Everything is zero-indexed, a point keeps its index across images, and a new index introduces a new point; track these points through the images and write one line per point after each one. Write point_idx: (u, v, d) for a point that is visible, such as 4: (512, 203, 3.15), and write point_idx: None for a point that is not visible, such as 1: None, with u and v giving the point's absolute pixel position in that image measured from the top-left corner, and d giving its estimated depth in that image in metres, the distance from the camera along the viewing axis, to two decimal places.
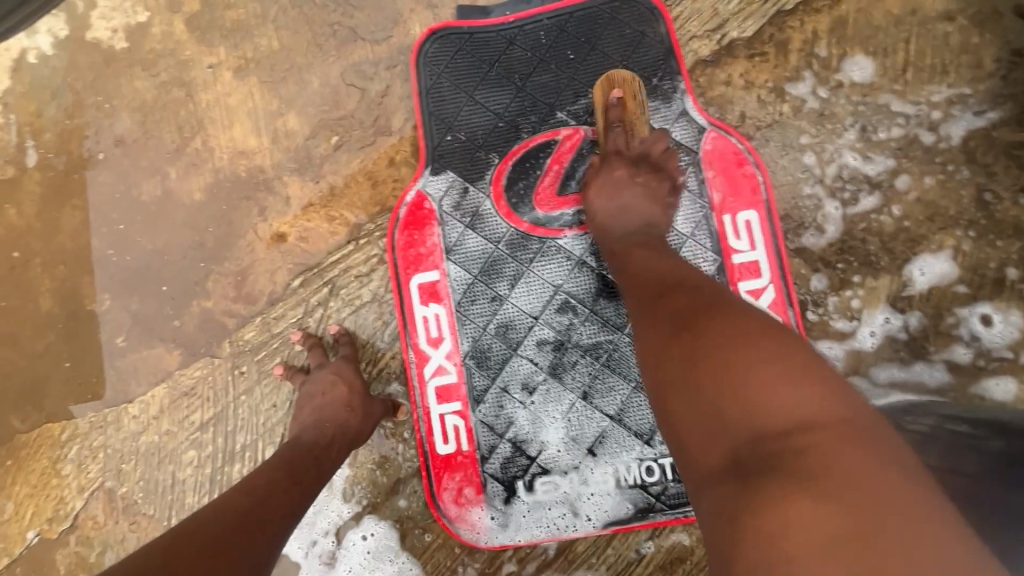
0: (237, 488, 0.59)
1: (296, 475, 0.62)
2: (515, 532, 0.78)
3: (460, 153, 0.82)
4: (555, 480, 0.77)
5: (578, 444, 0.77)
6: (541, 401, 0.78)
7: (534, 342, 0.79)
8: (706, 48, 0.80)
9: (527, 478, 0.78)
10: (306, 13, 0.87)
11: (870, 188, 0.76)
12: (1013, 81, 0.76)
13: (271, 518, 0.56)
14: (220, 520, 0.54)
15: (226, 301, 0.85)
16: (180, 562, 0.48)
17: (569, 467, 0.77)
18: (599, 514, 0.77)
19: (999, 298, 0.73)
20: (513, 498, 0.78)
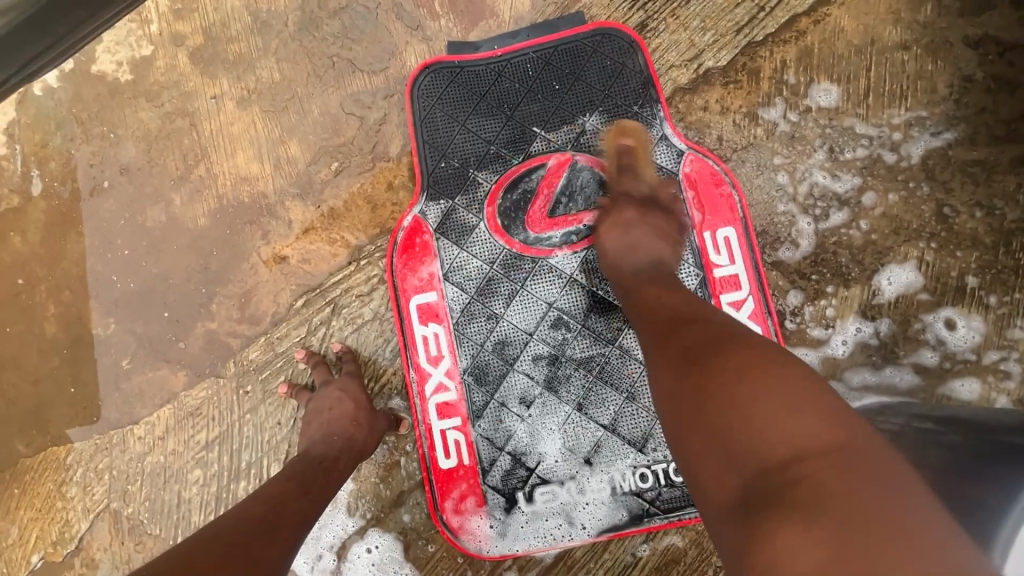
0: (254, 498, 0.63)
1: (307, 484, 0.66)
2: (516, 542, 0.80)
3: (454, 179, 0.86)
4: (553, 491, 0.80)
5: (574, 453, 0.81)
6: (538, 414, 0.81)
7: (530, 357, 0.82)
8: (683, 76, 0.86)
9: (526, 488, 0.81)
10: (306, 46, 0.91)
11: (839, 204, 0.82)
12: (965, 104, 0.82)
13: (286, 521, 0.60)
14: (239, 528, 0.57)
15: (231, 322, 0.88)
16: (207, 554, 0.53)
17: (566, 476, 0.80)
18: (596, 521, 0.79)
19: (961, 305, 0.79)
20: (513, 509, 0.81)
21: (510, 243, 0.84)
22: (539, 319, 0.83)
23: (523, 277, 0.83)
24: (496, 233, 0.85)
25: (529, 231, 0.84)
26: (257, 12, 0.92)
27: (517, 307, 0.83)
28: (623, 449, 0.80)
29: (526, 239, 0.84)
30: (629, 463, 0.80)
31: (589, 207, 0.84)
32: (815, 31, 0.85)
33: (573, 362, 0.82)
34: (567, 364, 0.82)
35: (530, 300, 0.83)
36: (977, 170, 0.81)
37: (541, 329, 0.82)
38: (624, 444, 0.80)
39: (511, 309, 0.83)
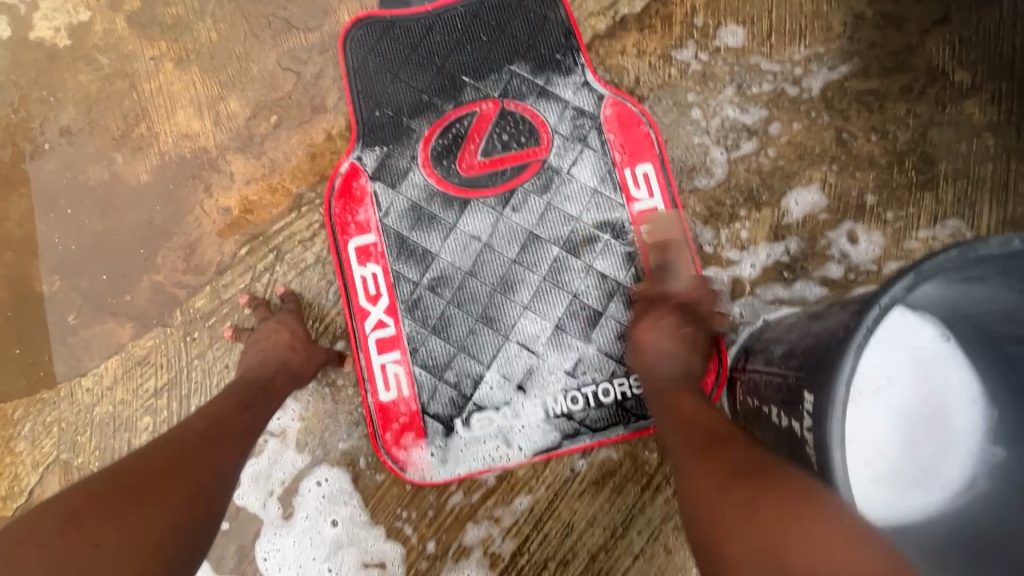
0: (198, 415, 0.66)
1: (246, 402, 0.70)
2: (456, 467, 0.84)
3: (388, 126, 0.90)
4: (491, 416, 0.84)
5: (509, 380, 0.85)
6: (474, 345, 0.85)
7: (465, 291, 0.86)
8: (602, 23, 0.92)
9: (466, 415, 0.84)
10: (242, 7, 0.94)
11: (748, 134, 0.88)
12: (858, 40, 0.90)
13: (231, 433, 0.64)
14: (188, 438, 0.61)
15: (176, 273, 0.90)
16: (156, 467, 0.56)
17: (501, 402, 0.84)
18: (532, 443, 0.84)
19: (862, 221, 0.86)
20: (452, 436, 0.84)
21: (444, 184, 0.88)
22: (472, 255, 0.87)
23: (456, 216, 0.88)
24: (431, 176, 0.89)
25: (463, 172, 0.89)
26: None
27: (451, 245, 0.87)
28: (554, 375, 0.85)
29: (460, 180, 0.88)
30: (562, 387, 0.84)
31: (518, 150, 0.89)
32: None
33: (506, 295, 0.86)
34: (501, 296, 0.86)
35: (464, 238, 0.87)
36: (872, 98, 0.88)
37: (475, 265, 0.87)
38: (556, 369, 0.85)
39: (446, 247, 0.87)
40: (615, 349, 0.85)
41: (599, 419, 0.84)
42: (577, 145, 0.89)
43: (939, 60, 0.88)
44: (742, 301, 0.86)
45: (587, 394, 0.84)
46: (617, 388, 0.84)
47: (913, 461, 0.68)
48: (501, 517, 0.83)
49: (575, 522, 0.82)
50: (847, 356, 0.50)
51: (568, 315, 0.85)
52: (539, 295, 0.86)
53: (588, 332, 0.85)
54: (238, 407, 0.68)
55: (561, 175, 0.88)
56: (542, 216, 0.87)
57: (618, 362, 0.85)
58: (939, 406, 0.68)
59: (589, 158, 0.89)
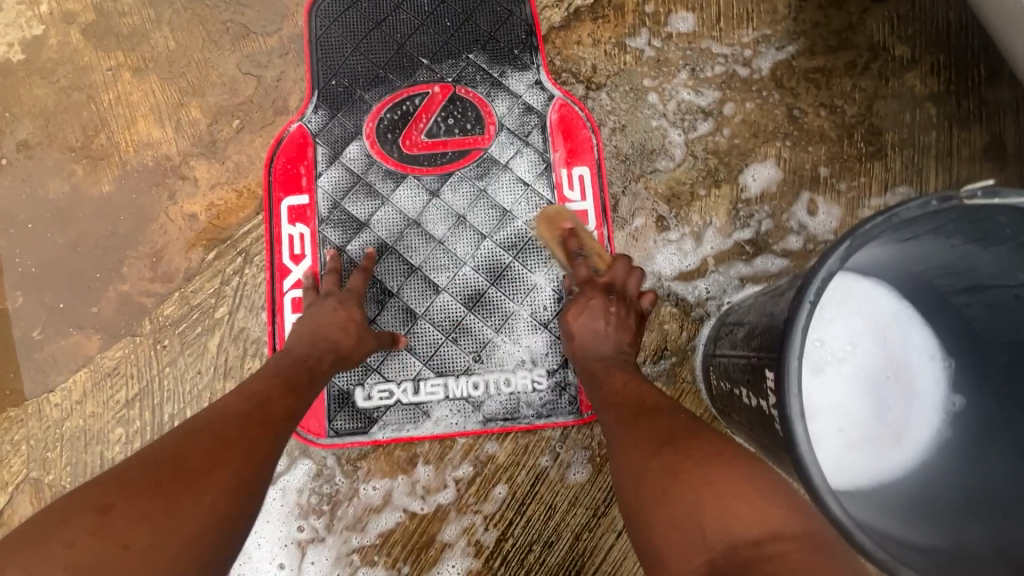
0: (237, 394, 0.63)
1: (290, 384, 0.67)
2: (368, 429, 0.84)
3: (341, 96, 0.91)
4: (405, 386, 0.85)
5: (441, 367, 0.85)
6: (413, 332, 0.86)
7: (407, 278, 0.87)
8: (556, 15, 0.94)
9: (381, 380, 0.85)
10: (198, 14, 0.95)
11: (704, 116, 0.91)
12: (802, 21, 0.93)
13: (272, 419, 0.61)
14: (203, 429, 0.56)
15: (143, 282, 0.89)
16: (193, 453, 0.53)
17: (433, 382, 0.85)
18: (443, 418, 0.84)
19: (817, 193, 0.89)
20: (369, 396, 0.85)
21: (384, 158, 0.90)
22: (413, 244, 0.88)
23: (391, 190, 0.89)
24: (373, 149, 0.90)
25: (404, 148, 0.90)
26: None
27: (380, 217, 0.88)
28: (496, 363, 0.85)
29: (399, 155, 0.90)
30: (474, 372, 0.85)
31: (462, 136, 0.90)
32: None
33: (444, 283, 0.87)
34: (442, 284, 0.87)
35: (393, 211, 0.88)
36: (819, 75, 0.92)
37: (417, 253, 0.88)
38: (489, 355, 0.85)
39: (387, 234, 0.88)
40: (524, 339, 0.86)
41: (530, 405, 0.84)
42: (517, 143, 0.90)
43: (879, 37, 0.92)
44: (708, 278, 0.87)
45: (518, 384, 0.85)
46: (520, 379, 0.85)
47: (886, 423, 0.70)
48: (482, 504, 0.83)
49: (558, 503, 0.83)
50: (795, 328, 0.50)
51: (483, 303, 0.86)
52: (457, 277, 0.87)
53: (502, 325, 0.86)
54: (246, 405, 0.61)
55: (498, 168, 0.90)
56: (472, 205, 0.89)
57: (525, 352, 0.85)
58: (898, 369, 0.71)
59: (528, 156, 0.90)
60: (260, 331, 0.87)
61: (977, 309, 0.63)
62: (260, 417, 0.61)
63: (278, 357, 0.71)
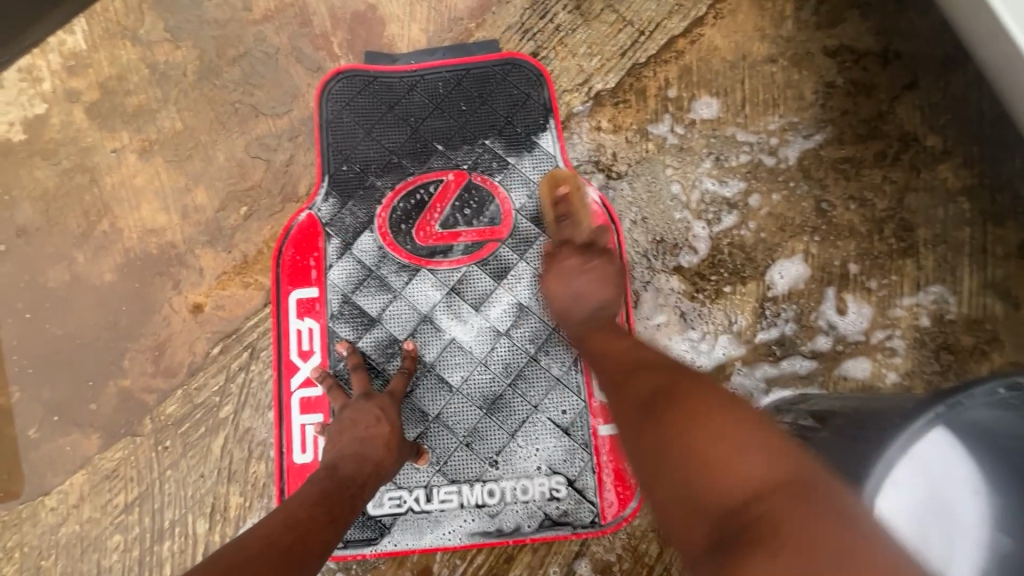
0: (281, 523, 0.58)
1: (333, 511, 0.62)
2: (378, 539, 0.80)
3: (353, 182, 0.88)
4: (417, 493, 0.81)
5: (456, 473, 0.81)
6: (429, 436, 0.82)
7: (422, 378, 0.83)
8: (576, 99, 0.91)
9: (392, 487, 0.81)
10: (207, 94, 0.92)
11: (729, 208, 0.88)
12: (830, 108, 0.90)
13: (309, 557, 0.56)
14: (248, 560, 0.52)
15: (145, 377, 0.85)
16: None
17: (447, 488, 0.81)
18: (457, 528, 0.80)
19: (846, 291, 0.85)
20: (380, 503, 0.81)
21: (397, 250, 0.86)
22: (426, 342, 0.84)
23: (404, 284, 0.86)
24: (385, 241, 0.87)
25: (417, 240, 0.87)
26: (154, 65, 0.92)
27: (392, 312, 0.85)
28: (514, 468, 0.81)
29: (413, 248, 0.86)
30: (489, 479, 0.81)
31: (476, 225, 0.87)
32: (691, 51, 0.92)
33: (459, 384, 0.83)
34: (456, 385, 0.83)
35: (404, 306, 0.85)
36: (848, 166, 0.89)
37: (433, 351, 0.84)
38: (505, 461, 0.81)
39: (401, 329, 0.85)
40: (542, 445, 0.82)
41: (548, 514, 0.80)
42: (535, 233, 0.87)
43: (910, 126, 0.89)
44: (735, 380, 0.84)
45: (536, 492, 0.81)
46: (537, 487, 0.81)
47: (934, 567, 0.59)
48: None
49: None
50: None
51: (500, 406, 0.82)
52: (472, 377, 0.83)
53: (519, 429, 0.82)
54: (287, 539, 0.56)
55: (515, 260, 0.86)
56: (487, 300, 0.85)
57: (544, 458, 0.81)
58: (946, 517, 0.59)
59: (546, 247, 0.87)
60: (267, 432, 0.83)
61: None
62: (300, 555, 0.56)
63: (320, 477, 0.65)
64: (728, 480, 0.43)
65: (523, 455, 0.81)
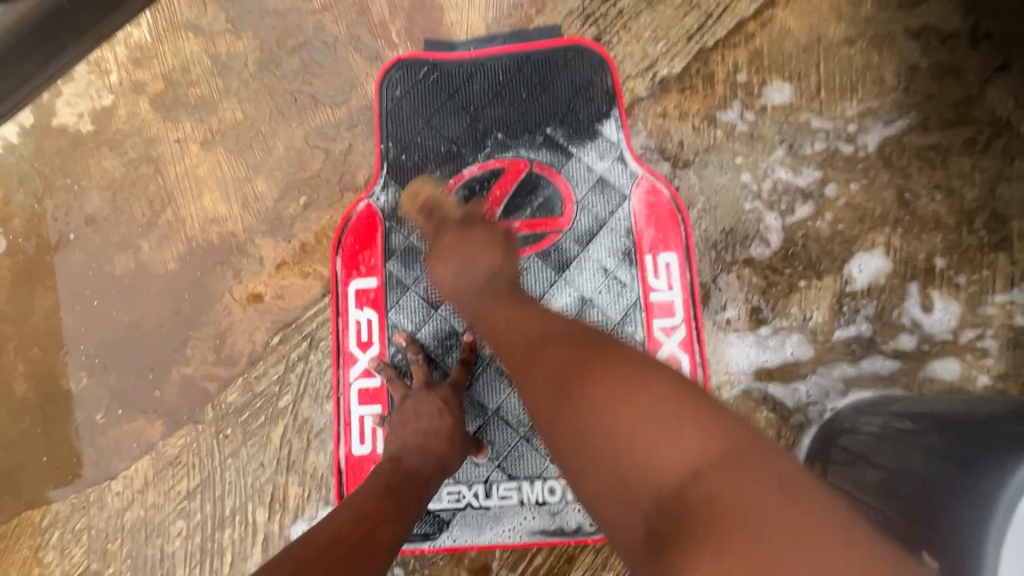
0: (349, 515, 0.57)
1: (400, 506, 0.60)
2: (437, 534, 0.79)
3: (412, 171, 0.87)
4: (476, 489, 0.79)
5: (516, 469, 0.79)
6: (490, 430, 0.80)
7: (481, 370, 0.81)
8: (640, 85, 0.88)
9: (451, 481, 0.79)
10: (267, 84, 0.92)
11: (803, 198, 0.83)
12: (914, 93, 0.85)
13: (379, 549, 0.54)
14: (321, 554, 0.50)
15: (206, 365, 0.86)
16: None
17: (507, 484, 0.79)
18: (517, 526, 0.78)
19: (932, 287, 0.80)
20: (439, 498, 0.79)
21: None
22: None
23: None
24: None
25: None
26: (216, 55, 0.93)
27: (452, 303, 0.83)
28: None
29: None
30: (550, 476, 0.79)
31: (537, 215, 0.85)
32: (762, 34, 0.88)
33: None
34: None
35: None
36: (933, 154, 0.83)
37: None
38: None
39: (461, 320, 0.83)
40: None
41: None
42: (598, 223, 0.84)
43: (1003, 111, 0.83)
44: (810, 380, 0.79)
45: None
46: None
47: None
48: None
49: None
50: None
51: None
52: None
53: None
54: (357, 531, 0.55)
55: (577, 251, 0.84)
56: (548, 292, 0.83)
57: None
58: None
59: (609, 237, 0.84)
60: (325, 422, 0.83)
61: None
62: (370, 546, 0.54)
63: (384, 470, 0.64)
64: (655, 473, 0.40)
65: None
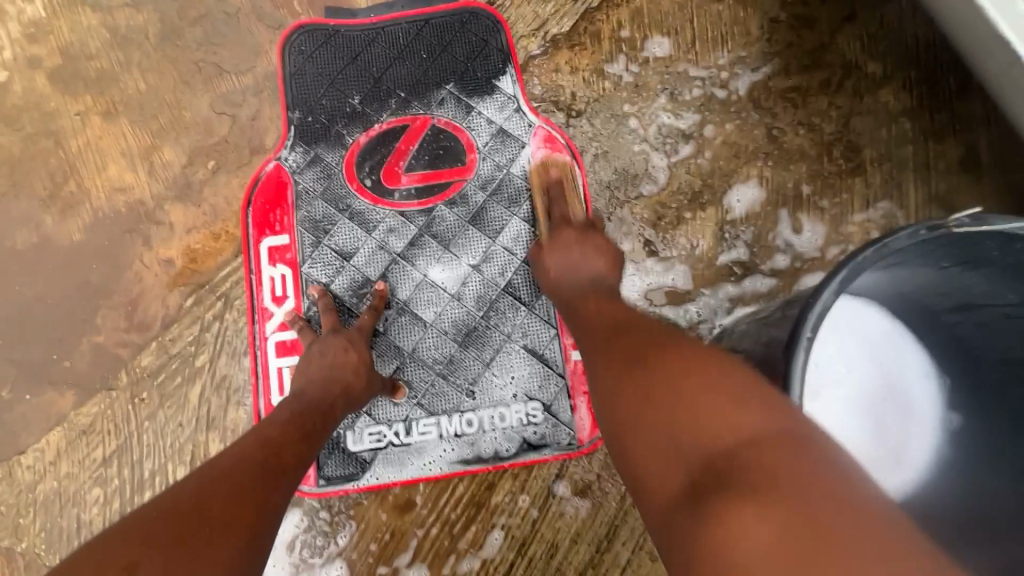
0: (253, 438, 0.60)
1: (305, 429, 0.64)
2: (360, 474, 0.81)
3: (319, 131, 0.90)
4: (396, 427, 0.82)
5: (434, 406, 0.83)
6: (407, 370, 0.83)
7: (396, 315, 0.85)
8: (533, 44, 0.94)
9: (371, 422, 0.82)
10: (170, 55, 0.93)
11: (685, 139, 0.91)
12: (775, 42, 0.94)
13: (287, 467, 0.59)
14: (224, 472, 0.54)
15: (119, 332, 0.85)
16: (214, 500, 0.50)
17: (427, 420, 0.82)
18: (437, 458, 0.82)
19: (801, 211, 0.89)
20: (360, 440, 0.82)
21: (364, 194, 0.88)
22: (398, 281, 0.86)
23: (374, 226, 0.87)
24: (354, 186, 0.88)
25: (383, 183, 0.88)
26: (116, 29, 0.93)
27: (365, 254, 0.87)
28: (492, 396, 0.83)
29: (380, 191, 0.88)
30: (466, 409, 0.83)
31: (443, 167, 0.89)
32: None
33: (432, 319, 0.85)
34: (430, 320, 0.85)
35: (375, 248, 0.87)
36: (795, 95, 0.93)
37: (405, 289, 0.86)
38: (482, 390, 0.83)
39: (373, 269, 0.86)
40: (517, 373, 0.83)
41: (526, 439, 0.82)
42: (500, 171, 0.89)
43: (851, 55, 0.94)
44: (699, 301, 0.86)
45: (514, 419, 0.82)
46: (513, 414, 0.83)
47: (885, 444, 0.68)
48: (480, 549, 0.80)
49: (560, 541, 0.80)
50: (794, 369, 0.48)
51: (475, 338, 0.84)
52: (445, 312, 0.85)
53: (494, 359, 0.84)
54: (263, 452, 0.58)
55: (482, 198, 0.88)
56: (456, 237, 0.87)
57: (519, 385, 0.83)
58: (917, 399, 0.68)
59: (511, 184, 0.89)
60: (244, 378, 0.84)
61: (969, 327, 0.63)
62: (277, 466, 0.58)
63: (287, 402, 0.66)
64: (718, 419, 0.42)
65: (499, 385, 0.83)
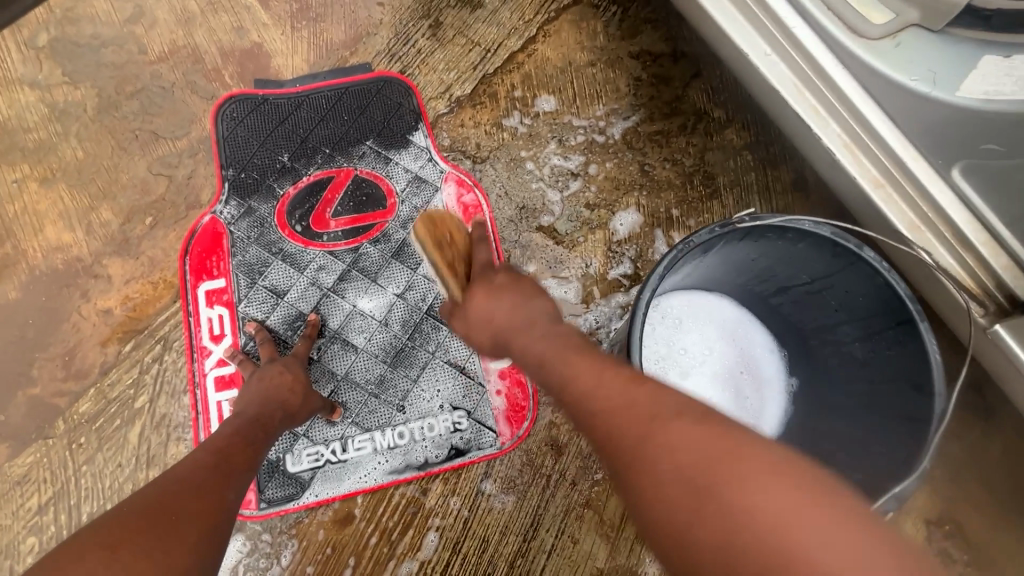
0: (202, 448, 0.67)
1: (249, 438, 0.71)
2: (299, 494, 0.87)
3: (251, 185, 1.00)
4: (333, 446, 0.89)
5: (368, 423, 0.91)
6: (341, 393, 0.92)
7: (329, 344, 0.94)
8: (441, 104, 1.10)
9: (309, 443, 0.89)
10: (107, 125, 1.02)
11: (574, 176, 1.09)
12: (641, 96, 1.15)
13: (235, 469, 0.66)
14: (180, 480, 0.61)
15: (55, 382, 0.89)
16: (173, 497, 0.58)
17: (362, 437, 0.90)
18: (373, 471, 0.89)
19: (672, 230, 1.07)
20: (299, 461, 0.88)
21: (295, 239, 0.98)
22: (330, 313, 0.95)
23: (305, 265, 0.97)
24: (285, 232, 0.98)
25: (312, 227, 0.99)
26: (54, 104, 1.02)
27: (297, 291, 0.96)
28: (421, 408, 0.92)
29: (309, 235, 0.99)
30: (397, 423, 0.91)
31: (366, 210, 1.01)
32: (529, 61, 1.14)
33: (363, 344, 0.94)
34: (361, 345, 0.94)
35: (307, 285, 0.96)
36: (660, 137, 1.13)
37: (336, 320, 0.95)
38: (412, 404, 0.92)
39: (306, 304, 0.95)
40: (443, 385, 0.93)
41: (454, 445, 0.91)
42: (417, 211, 1.02)
43: (700, 104, 1.15)
44: (594, 310, 1.01)
45: (443, 427, 0.92)
46: (441, 423, 0.92)
47: (747, 411, 0.82)
48: (418, 552, 0.87)
49: (490, 535, 0.88)
50: (633, 343, 0.63)
51: (403, 358, 0.94)
52: (374, 337, 0.94)
53: (421, 375, 0.93)
54: (214, 458, 0.66)
55: (402, 234, 1.01)
56: (380, 270, 0.98)
57: (445, 396, 0.93)
58: (767, 372, 0.84)
59: None
60: (184, 414, 0.89)
61: (789, 305, 0.79)
62: (227, 468, 0.65)
63: (228, 421, 0.73)
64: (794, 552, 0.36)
65: (427, 398, 0.93)
